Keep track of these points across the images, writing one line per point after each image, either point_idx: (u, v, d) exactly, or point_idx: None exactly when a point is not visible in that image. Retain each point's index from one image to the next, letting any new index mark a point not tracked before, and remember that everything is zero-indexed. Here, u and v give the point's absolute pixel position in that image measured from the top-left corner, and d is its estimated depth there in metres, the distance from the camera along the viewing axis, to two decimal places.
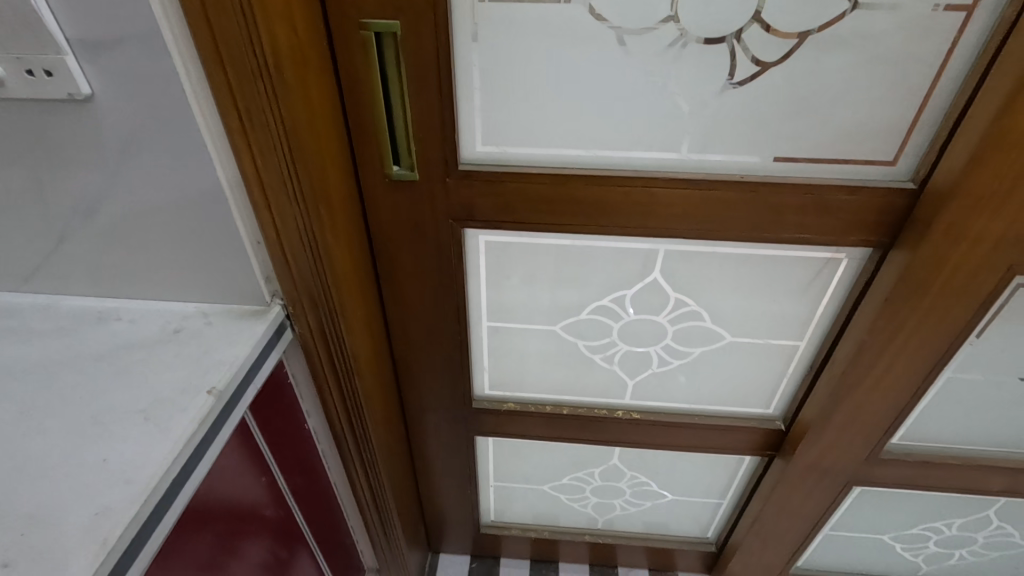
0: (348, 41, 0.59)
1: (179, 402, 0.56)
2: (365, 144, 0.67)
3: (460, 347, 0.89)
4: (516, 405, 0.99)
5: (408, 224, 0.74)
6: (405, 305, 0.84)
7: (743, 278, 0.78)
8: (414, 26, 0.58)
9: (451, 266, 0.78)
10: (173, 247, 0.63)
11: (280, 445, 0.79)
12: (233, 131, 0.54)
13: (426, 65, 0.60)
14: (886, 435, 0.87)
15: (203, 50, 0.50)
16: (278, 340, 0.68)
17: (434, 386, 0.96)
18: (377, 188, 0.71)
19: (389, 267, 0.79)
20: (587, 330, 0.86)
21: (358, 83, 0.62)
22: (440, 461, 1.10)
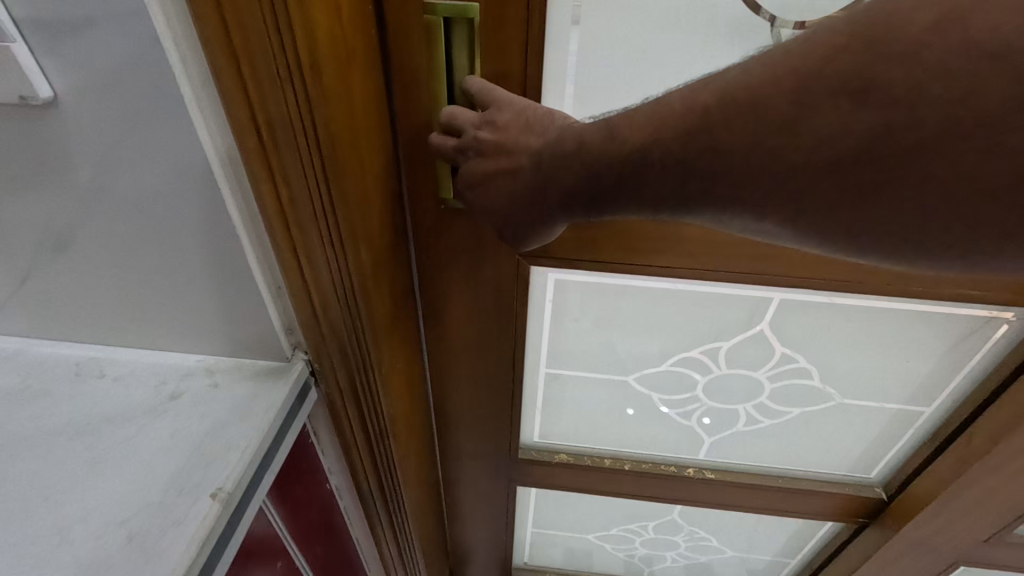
0: (404, 29, 0.45)
1: (173, 511, 0.42)
2: (416, 163, 0.52)
3: (511, 398, 0.75)
4: (569, 455, 0.85)
5: (465, 258, 0.60)
6: (454, 350, 0.70)
7: (872, 331, 0.63)
8: (496, 9, 0.44)
9: (515, 308, 0.64)
10: (167, 291, 0.48)
11: (299, 517, 0.66)
12: (248, 151, 0.39)
13: (510, 64, 0.46)
14: (1018, 518, 0.72)
15: (209, 39, 0.34)
16: (300, 408, 0.54)
17: (478, 437, 0.81)
18: (428, 214, 0.56)
19: (435, 308, 0.65)
20: (665, 382, 0.73)
21: (414, 85, 0.47)
22: (474, 513, 0.96)
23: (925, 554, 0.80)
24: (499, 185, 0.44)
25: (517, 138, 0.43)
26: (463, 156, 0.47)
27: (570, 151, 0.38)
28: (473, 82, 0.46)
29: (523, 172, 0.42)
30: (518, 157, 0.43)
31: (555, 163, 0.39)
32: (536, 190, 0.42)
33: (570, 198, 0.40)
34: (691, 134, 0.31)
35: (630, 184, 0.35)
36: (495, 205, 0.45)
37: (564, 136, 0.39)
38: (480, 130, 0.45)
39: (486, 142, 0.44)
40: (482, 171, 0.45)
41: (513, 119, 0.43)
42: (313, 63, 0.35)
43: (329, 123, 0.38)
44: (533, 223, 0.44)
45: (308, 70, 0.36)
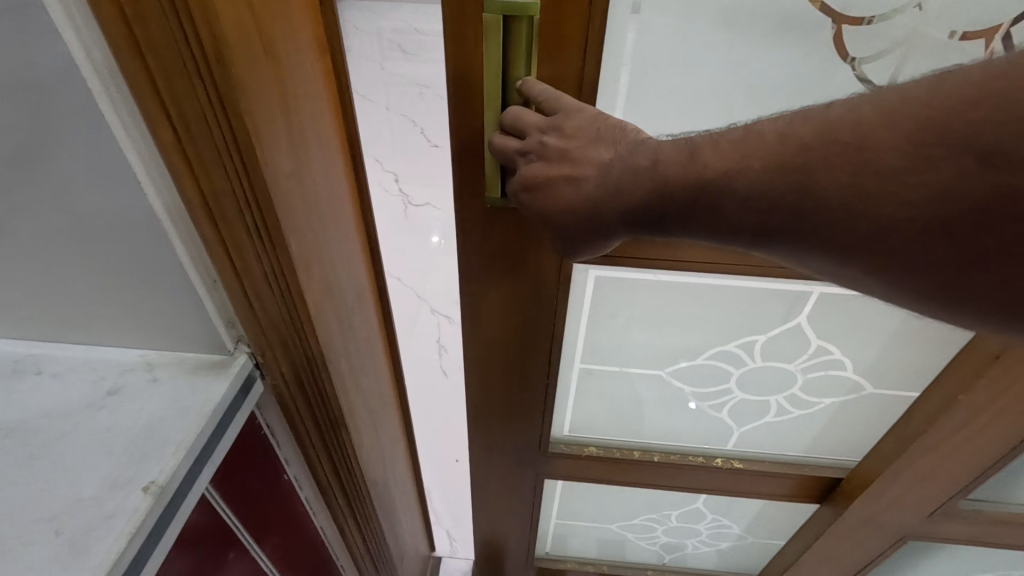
0: (466, 27, 0.47)
1: (105, 505, 0.43)
2: (471, 166, 0.55)
3: (544, 396, 0.76)
4: (598, 449, 0.88)
5: (503, 257, 0.61)
6: (484, 347, 0.70)
7: (824, 316, 0.65)
8: (558, 5, 0.45)
9: (554, 309, 0.66)
10: (103, 288, 0.48)
11: (253, 507, 0.65)
12: (166, 146, 0.39)
13: (568, 57, 0.47)
14: (959, 494, 0.74)
15: (112, 33, 0.34)
16: (244, 402, 0.54)
17: (503, 431, 0.82)
18: (476, 216, 0.58)
19: (473, 310, 0.66)
20: (697, 376, 0.75)
21: (476, 83, 0.50)
22: (495, 504, 0.98)
23: (872, 530, 0.83)
24: (561, 191, 0.44)
25: (582, 149, 0.43)
26: (524, 159, 0.47)
27: (643, 171, 0.40)
28: (530, 82, 0.48)
29: (587, 184, 0.43)
30: (583, 169, 0.43)
31: (624, 179, 0.40)
32: (599, 204, 0.42)
33: (636, 218, 0.41)
34: (779, 170, 0.34)
35: (701, 211, 0.38)
36: (550, 212, 0.45)
37: (638, 153, 0.40)
38: (544, 135, 0.46)
39: (549, 147, 0.45)
40: (540, 176, 0.46)
41: (579, 129, 0.44)
42: (219, 55, 0.35)
43: (243, 117, 0.38)
44: (589, 236, 0.44)
45: (216, 61, 0.35)
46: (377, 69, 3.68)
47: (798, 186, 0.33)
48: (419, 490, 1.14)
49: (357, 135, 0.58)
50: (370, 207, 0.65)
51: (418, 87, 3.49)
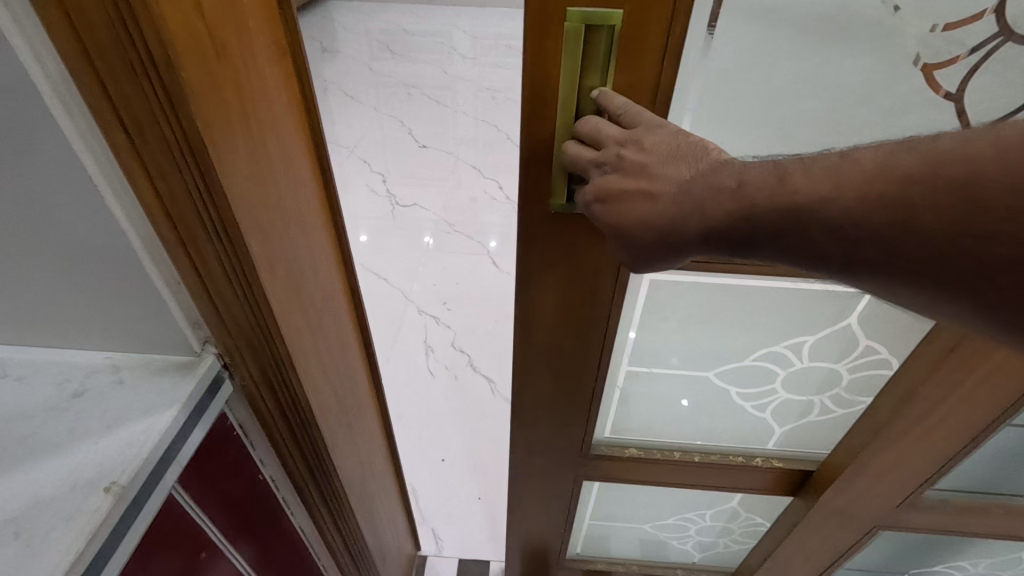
0: (546, 38, 0.46)
1: (64, 506, 0.43)
2: (534, 173, 0.54)
3: (590, 399, 0.76)
4: (639, 450, 0.88)
5: (560, 263, 0.61)
6: (534, 351, 0.70)
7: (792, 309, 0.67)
8: (641, 14, 0.44)
9: (607, 313, 0.66)
10: (64, 290, 0.48)
11: (226, 508, 0.65)
12: (120, 147, 0.40)
13: (646, 65, 0.47)
14: (926, 484, 0.75)
15: (58, 36, 0.35)
16: (211, 403, 0.54)
17: (547, 432, 0.83)
18: (535, 222, 0.58)
19: (527, 315, 0.66)
20: (745, 376, 0.76)
21: (551, 94, 0.49)
22: (533, 505, 0.98)
23: (844, 520, 0.85)
24: (633, 205, 0.44)
25: (664, 165, 0.42)
26: (598, 171, 0.47)
27: (727, 191, 0.39)
28: (607, 93, 0.47)
29: (668, 200, 0.42)
30: (663, 184, 0.42)
31: (704, 198, 0.40)
32: (679, 221, 0.41)
33: (717, 238, 0.40)
34: (883, 202, 0.33)
35: (792, 235, 0.37)
36: (623, 225, 0.45)
37: (725, 171, 0.40)
38: (621, 148, 0.45)
39: (627, 161, 0.44)
40: (616, 189, 0.45)
41: (661, 144, 0.43)
42: (167, 58, 0.35)
43: (194, 119, 0.38)
44: (665, 253, 0.44)
45: (163, 64, 0.36)
46: (365, 72, 3.69)
47: (901, 223, 0.33)
48: (401, 486, 1.15)
49: (322, 134, 0.59)
50: (337, 205, 0.66)
51: (405, 90, 3.51)
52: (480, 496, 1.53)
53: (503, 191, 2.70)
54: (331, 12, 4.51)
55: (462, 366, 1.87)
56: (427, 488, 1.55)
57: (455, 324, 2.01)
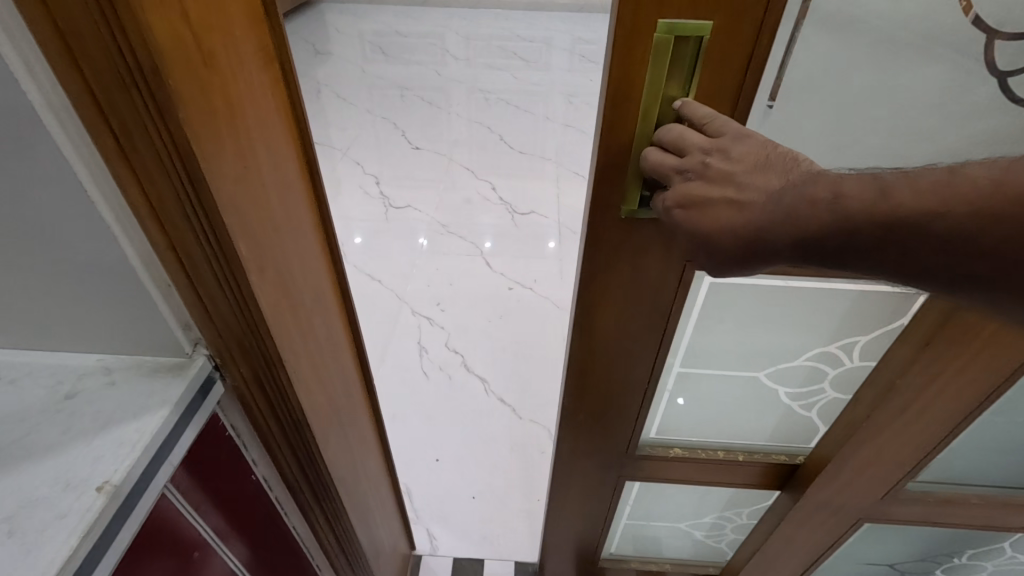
0: (636, 50, 0.49)
1: (57, 506, 0.44)
2: (612, 179, 0.57)
3: (642, 397, 0.79)
4: (682, 450, 0.91)
5: (629, 268, 0.64)
6: (593, 353, 0.73)
7: (778, 304, 0.69)
8: (728, 31, 0.47)
9: (667, 310, 0.68)
10: (55, 293, 0.49)
11: (219, 506, 0.65)
12: (109, 154, 0.41)
13: (726, 77, 0.50)
14: (908, 477, 0.77)
15: (48, 47, 0.36)
16: (202, 403, 0.55)
17: (596, 433, 0.85)
18: (608, 227, 0.60)
19: (590, 317, 0.69)
20: (795, 376, 0.79)
21: (635, 102, 0.52)
22: (574, 505, 1.01)
23: (830, 512, 0.86)
24: (719, 213, 0.46)
25: (753, 174, 0.45)
26: (682, 178, 0.49)
27: (820, 203, 0.41)
28: (691, 103, 0.50)
29: (754, 208, 0.44)
30: (750, 192, 0.45)
31: (796, 209, 0.42)
32: (767, 229, 0.44)
33: (806, 247, 0.43)
34: (996, 222, 0.35)
35: (892, 247, 0.39)
36: (706, 231, 0.47)
37: (816, 182, 0.41)
38: (707, 157, 0.47)
39: (712, 169, 0.47)
40: (702, 195, 0.47)
41: (748, 154, 0.45)
42: (154, 66, 0.36)
43: (183, 126, 0.39)
44: (748, 259, 0.46)
45: (150, 72, 0.36)
46: (357, 74, 3.70)
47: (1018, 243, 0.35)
48: (395, 486, 1.15)
49: (310, 138, 0.60)
50: (327, 207, 0.67)
51: (398, 92, 3.52)
52: (475, 495, 1.54)
53: (497, 192, 2.71)
54: (325, 15, 4.52)
55: (456, 367, 1.88)
56: (421, 488, 1.55)
57: (449, 325, 2.02)
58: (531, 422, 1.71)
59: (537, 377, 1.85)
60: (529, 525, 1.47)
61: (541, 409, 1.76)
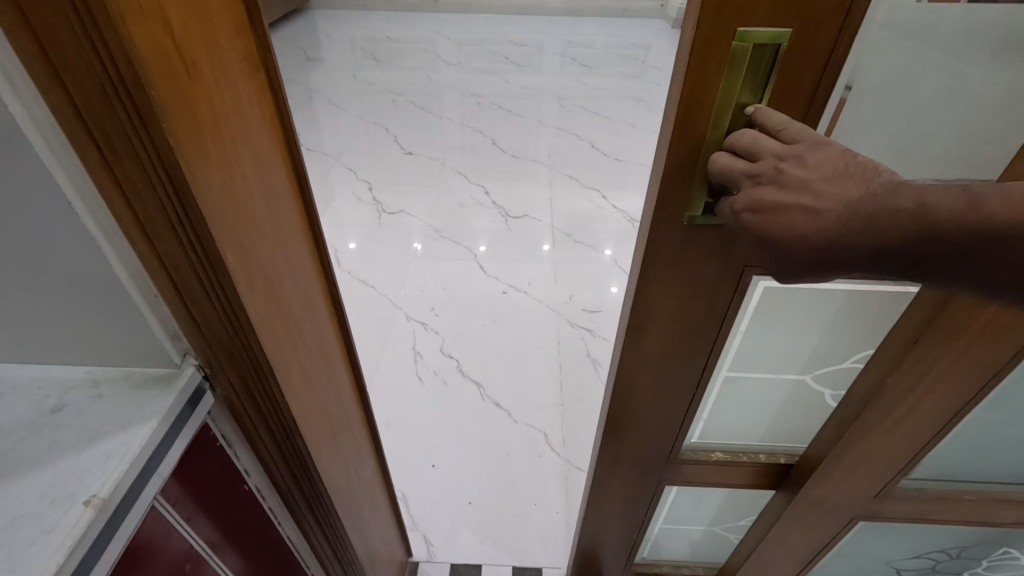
0: (711, 58, 0.49)
1: (43, 521, 0.43)
2: (676, 186, 0.57)
3: (690, 399, 0.80)
4: (725, 454, 0.91)
5: (687, 274, 0.64)
6: (643, 356, 0.74)
7: (773, 304, 0.70)
8: (808, 36, 0.47)
9: (723, 313, 0.69)
10: (40, 305, 0.48)
11: (211, 517, 0.65)
12: (94, 167, 0.41)
13: (800, 82, 0.50)
14: (899, 474, 0.77)
15: (30, 61, 0.35)
16: (192, 414, 0.55)
17: (641, 433, 0.86)
18: (670, 234, 0.61)
19: (643, 322, 0.69)
20: (841, 379, 0.78)
21: (706, 109, 0.52)
22: (611, 506, 1.02)
23: (825, 511, 0.86)
24: (792, 219, 0.45)
25: (829, 182, 0.44)
26: (752, 182, 0.49)
27: (902, 212, 0.40)
28: (764, 110, 0.50)
29: (830, 216, 0.43)
30: (826, 201, 0.44)
31: (875, 218, 0.41)
32: (843, 238, 0.43)
33: (885, 254, 0.42)
34: None
35: (983, 257, 0.39)
36: (772, 232, 0.47)
37: (898, 192, 0.40)
38: (780, 163, 0.47)
39: (787, 176, 0.46)
40: (772, 200, 0.47)
41: (827, 161, 0.44)
42: (136, 77, 0.36)
43: (168, 138, 0.39)
44: (820, 266, 0.46)
45: (133, 83, 0.36)
46: (350, 79, 3.70)
47: None
48: (390, 494, 1.15)
49: (298, 145, 0.60)
50: (315, 214, 0.67)
51: (389, 97, 3.53)
52: (471, 500, 1.53)
53: (490, 196, 2.72)
54: (317, 22, 4.53)
55: (450, 372, 1.87)
56: (417, 494, 1.55)
57: (443, 329, 2.02)
58: (526, 426, 1.71)
59: (533, 380, 1.84)
60: (525, 529, 1.47)
61: (536, 412, 1.75)
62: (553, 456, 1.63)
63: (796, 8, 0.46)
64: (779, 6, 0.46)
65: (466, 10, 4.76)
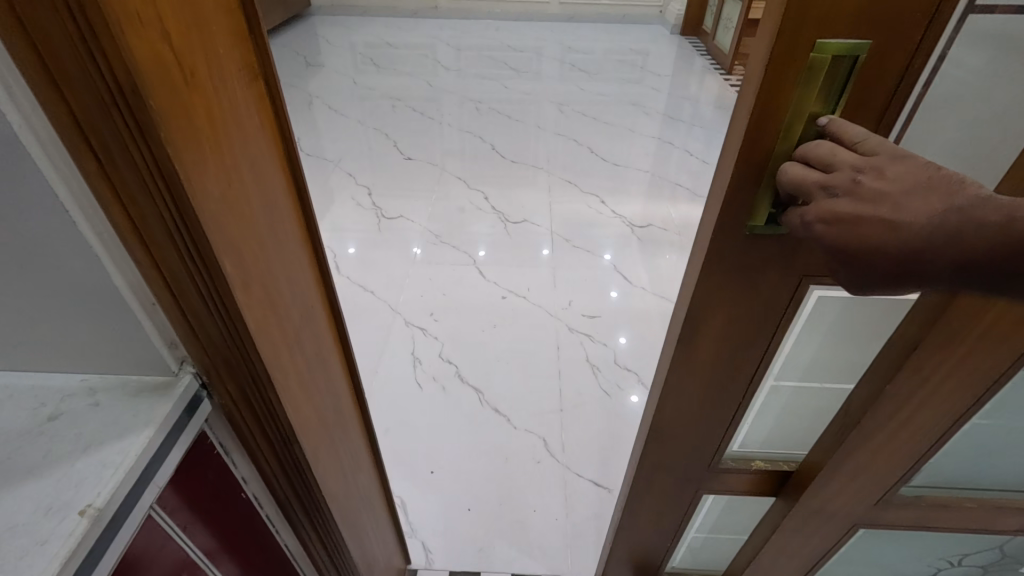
0: (788, 69, 0.49)
1: (37, 532, 0.43)
2: (741, 195, 0.57)
3: (737, 406, 0.80)
4: (764, 462, 0.92)
5: (747, 282, 0.64)
6: (693, 364, 0.74)
7: (817, 312, 0.69)
8: (887, 46, 0.47)
9: (779, 319, 0.68)
10: (35, 313, 0.48)
11: (207, 525, 0.65)
12: (91, 176, 0.41)
13: (875, 91, 0.50)
14: (898, 483, 0.77)
15: (26, 70, 0.35)
16: (189, 421, 0.54)
17: (688, 441, 0.87)
18: (730, 242, 0.60)
19: (696, 330, 0.69)
20: None
21: (778, 119, 0.51)
22: (648, 515, 1.02)
23: (825, 518, 0.86)
24: (873, 231, 0.44)
25: (910, 194, 0.43)
26: (826, 194, 0.47)
27: (992, 226, 0.40)
28: (838, 121, 0.49)
29: (912, 227, 0.43)
30: (907, 214, 0.43)
31: (963, 230, 0.41)
32: (927, 249, 0.42)
33: (970, 268, 0.41)
34: None
35: None
36: (849, 245, 0.46)
37: (985, 205, 0.40)
38: (858, 174, 0.45)
39: (864, 187, 0.45)
40: (848, 212, 0.45)
41: (907, 174, 0.43)
42: (134, 85, 0.36)
43: (165, 146, 0.39)
44: (897, 278, 0.45)
45: (131, 92, 0.36)
46: (349, 85, 3.71)
47: None
48: (388, 501, 1.15)
49: (296, 152, 0.60)
50: (313, 220, 0.67)
51: (389, 103, 3.54)
52: (470, 507, 1.52)
53: (489, 202, 2.72)
54: (316, 29, 4.55)
55: (449, 377, 1.87)
56: (416, 500, 1.54)
57: (442, 335, 2.02)
58: (526, 432, 1.71)
59: (533, 386, 1.84)
60: (525, 536, 1.46)
61: (536, 418, 1.75)
62: (552, 462, 1.63)
63: (876, 19, 0.46)
64: (860, 19, 0.46)
65: (466, 15, 4.80)
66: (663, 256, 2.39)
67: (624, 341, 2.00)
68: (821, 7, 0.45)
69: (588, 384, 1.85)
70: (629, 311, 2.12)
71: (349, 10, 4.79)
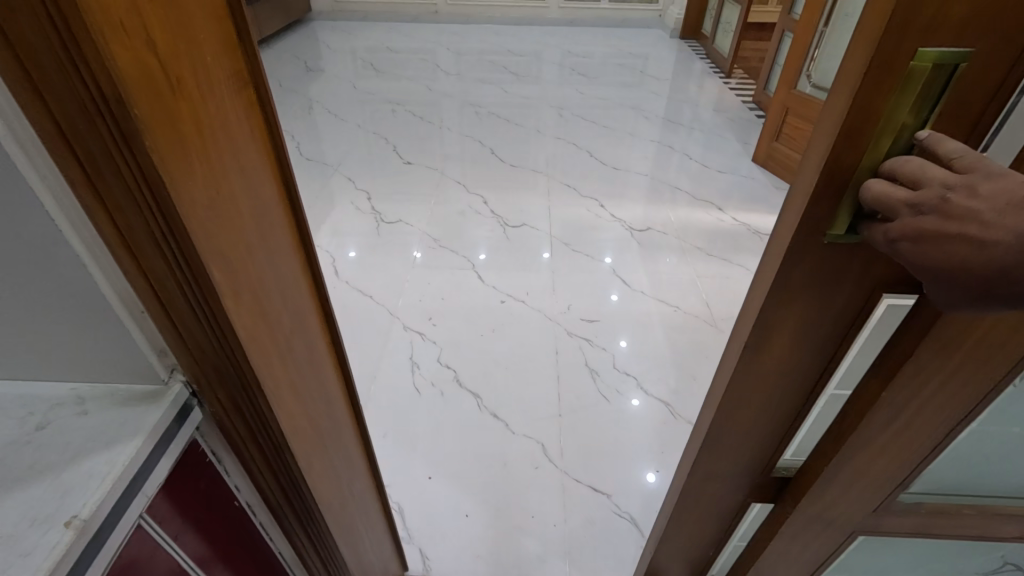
0: (884, 78, 0.46)
1: (18, 546, 0.42)
2: (824, 206, 0.54)
3: (796, 412, 0.79)
4: None
5: (825, 285, 0.61)
6: (758, 370, 0.72)
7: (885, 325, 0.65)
8: (991, 53, 0.44)
9: (850, 321, 0.66)
10: (22, 321, 0.48)
11: (198, 533, 0.64)
12: (77, 185, 0.40)
13: (971, 100, 0.46)
14: (897, 489, 0.77)
15: (10, 80, 0.35)
16: (178, 431, 0.54)
17: (739, 446, 0.85)
18: (810, 250, 0.58)
19: (766, 334, 0.67)
20: None
21: (868, 129, 0.48)
22: (688, 522, 1.01)
23: (824, 525, 0.86)
24: (959, 250, 0.44)
25: (1002, 213, 0.42)
26: (913, 211, 0.46)
27: None
28: (936, 135, 0.46)
29: (999, 248, 0.42)
30: (994, 233, 0.42)
31: None
32: (1016, 269, 0.42)
33: None
34: None
35: None
36: (934, 263, 0.46)
37: None
38: (948, 192, 0.44)
39: (953, 206, 0.44)
40: (933, 230, 0.45)
41: (1001, 192, 0.42)
42: (119, 95, 0.36)
43: (150, 154, 0.39)
44: (986, 296, 0.45)
45: (115, 101, 0.36)
46: (349, 90, 3.72)
47: None
48: (386, 505, 1.14)
49: (287, 160, 0.60)
50: (305, 229, 0.67)
51: (389, 107, 3.55)
52: (468, 513, 1.51)
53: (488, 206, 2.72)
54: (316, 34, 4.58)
55: (448, 382, 1.86)
56: (413, 505, 1.53)
57: (441, 339, 2.01)
58: (525, 438, 1.70)
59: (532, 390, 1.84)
60: (523, 542, 1.44)
61: (536, 422, 1.74)
62: (551, 467, 1.62)
63: (980, 26, 0.43)
64: (961, 26, 0.43)
65: (466, 20, 4.83)
66: (663, 260, 2.38)
67: (624, 345, 2.00)
68: (921, 15, 0.42)
69: (588, 388, 1.84)
70: (628, 315, 2.12)
71: (350, 16, 4.83)
